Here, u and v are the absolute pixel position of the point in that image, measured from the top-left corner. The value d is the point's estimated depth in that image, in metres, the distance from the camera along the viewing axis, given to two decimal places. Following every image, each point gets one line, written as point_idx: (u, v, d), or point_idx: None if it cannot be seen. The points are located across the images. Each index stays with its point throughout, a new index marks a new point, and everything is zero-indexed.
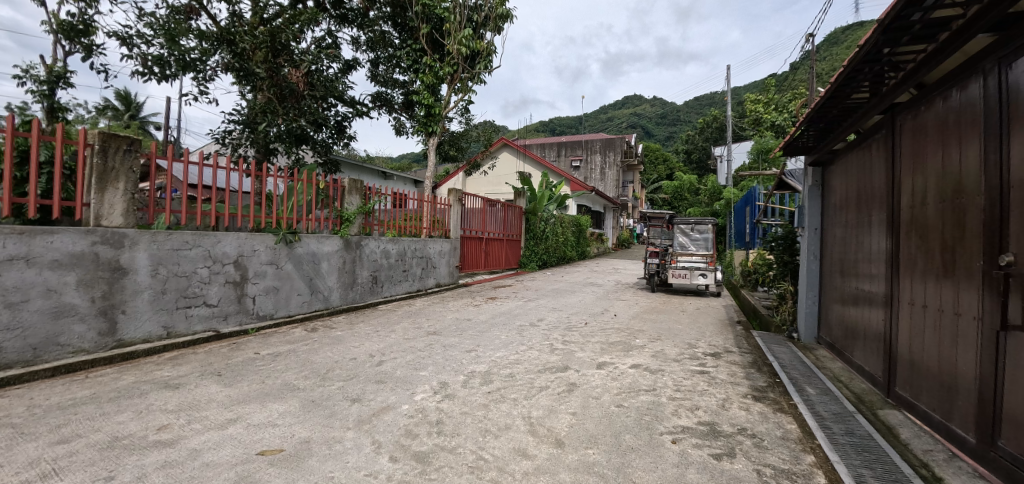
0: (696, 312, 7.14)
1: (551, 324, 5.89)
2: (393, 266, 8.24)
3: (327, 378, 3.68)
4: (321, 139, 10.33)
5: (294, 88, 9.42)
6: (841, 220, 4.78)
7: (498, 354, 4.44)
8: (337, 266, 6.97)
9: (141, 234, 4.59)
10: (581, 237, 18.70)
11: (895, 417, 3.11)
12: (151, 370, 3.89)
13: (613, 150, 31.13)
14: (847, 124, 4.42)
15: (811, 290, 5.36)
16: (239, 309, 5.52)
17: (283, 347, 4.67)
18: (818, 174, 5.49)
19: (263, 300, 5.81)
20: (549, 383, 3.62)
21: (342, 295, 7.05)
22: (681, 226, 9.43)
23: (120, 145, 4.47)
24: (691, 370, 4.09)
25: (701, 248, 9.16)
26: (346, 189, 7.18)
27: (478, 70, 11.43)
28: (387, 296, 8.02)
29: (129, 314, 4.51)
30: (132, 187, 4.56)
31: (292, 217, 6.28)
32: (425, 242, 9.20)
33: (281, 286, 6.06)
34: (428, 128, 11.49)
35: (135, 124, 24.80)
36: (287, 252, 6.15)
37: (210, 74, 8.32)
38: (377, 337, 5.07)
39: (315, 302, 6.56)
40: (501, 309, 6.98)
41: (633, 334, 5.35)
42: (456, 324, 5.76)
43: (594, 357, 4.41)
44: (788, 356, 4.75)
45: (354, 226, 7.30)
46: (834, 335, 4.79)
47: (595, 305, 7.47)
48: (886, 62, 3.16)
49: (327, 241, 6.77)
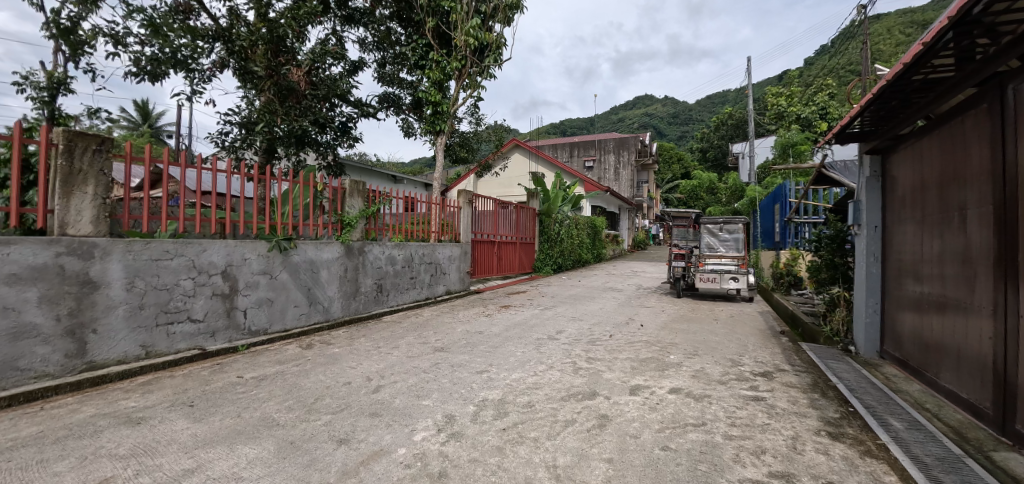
0: (732, 320, 6.45)
1: (573, 338, 5.27)
2: (400, 273, 7.70)
3: (313, 410, 3.12)
4: (324, 141, 9.75)
5: (294, 87, 8.88)
6: (911, 216, 4.10)
7: (514, 377, 3.83)
8: (338, 274, 6.46)
9: (114, 244, 4.12)
10: (597, 239, 18.06)
11: (1020, 464, 2.45)
12: (117, 400, 3.40)
13: (627, 150, 30.38)
14: (922, 103, 3.73)
15: (873, 299, 4.66)
16: (228, 324, 5.03)
17: (272, 368, 4.13)
18: (877, 164, 4.77)
19: (255, 314, 5.31)
20: (576, 416, 3.01)
21: (344, 306, 6.54)
22: (708, 227, 8.56)
23: (89, 145, 4.02)
24: (743, 396, 3.45)
25: (732, 250, 8.32)
26: (347, 191, 6.70)
27: (486, 64, 10.89)
28: (393, 306, 7.49)
29: (101, 333, 4.04)
30: (103, 191, 4.10)
31: (288, 223, 5.80)
32: (434, 246, 8.66)
33: (276, 297, 5.56)
34: (436, 126, 10.90)
35: (148, 133, 24.97)
36: (282, 260, 5.65)
37: (207, 73, 7.94)
38: (378, 356, 4.50)
39: (314, 314, 6.05)
40: (516, 319, 6.38)
41: (666, 350, 4.71)
42: (466, 338, 5.17)
43: (625, 379, 3.79)
44: (852, 375, 4.07)
45: (356, 231, 6.79)
46: (907, 351, 4.09)
47: (618, 313, 6.84)
48: (997, 16, 2.51)
49: (327, 247, 6.27)
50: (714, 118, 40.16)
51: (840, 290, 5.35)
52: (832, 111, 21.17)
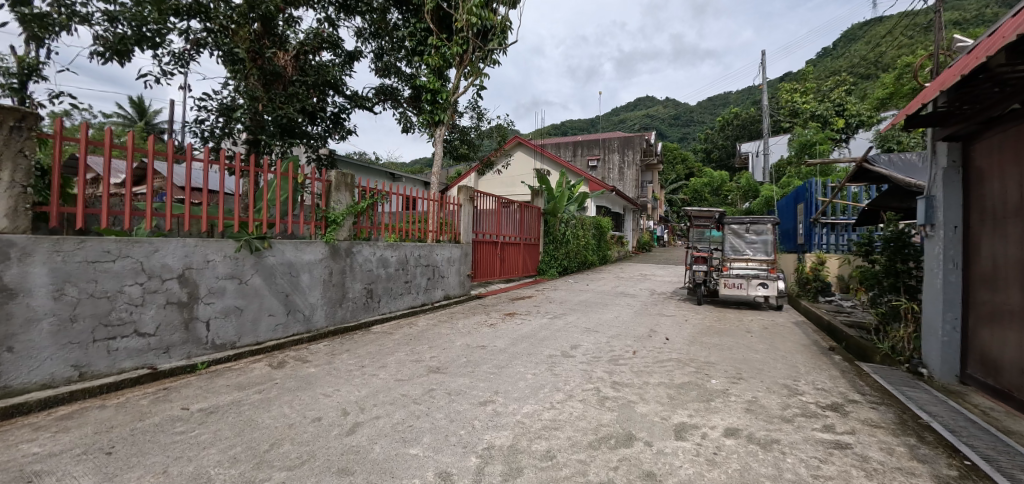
0: (767, 333, 5.67)
1: (591, 355, 4.50)
2: (393, 277, 6.93)
3: (264, 463, 2.37)
4: (315, 133, 9.04)
5: (280, 71, 8.16)
6: (1013, 215, 3.34)
7: (525, 411, 3.06)
8: (322, 278, 5.67)
9: (37, 243, 3.38)
10: (603, 240, 17.34)
11: None
12: (14, 446, 2.64)
13: (632, 149, 29.65)
14: (1021, 82, 3.05)
15: (952, 313, 3.88)
16: (186, 338, 4.26)
17: (228, 397, 3.35)
18: (958, 152, 4.00)
19: (220, 325, 4.53)
20: (613, 475, 2.26)
21: (327, 315, 5.76)
22: (733, 227, 7.77)
23: (4, 120, 3.31)
24: (822, 443, 2.69)
25: (760, 253, 7.49)
26: (334, 184, 5.92)
27: (490, 49, 10.07)
28: (385, 314, 6.72)
29: (19, 352, 3.29)
30: (23, 178, 3.37)
31: (262, 218, 5.01)
32: (431, 247, 7.88)
33: (246, 306, 4.78)
34: (434, 117, 10.05)
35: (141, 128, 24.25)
36: (254, 262, 4.85)
37: (184, 55, 7.33)
38: (360, 379, 3.71)
39: (292, 325, 5.27)
40: (524, 330, 5.61)
41: (704, 372, 3.95)
42: (466, 356, 4.39)
43: (664, 415, 3.03)
44: (941, 408, 3.30)
45: (343, 230, 6.01)
46: (1010, 381, 3.30)
47: (637, 324, 6.07)
48: None
49: (309, 247, 5.48)
50: (720, 117, 39.58)
51: (905, 301, 4.53)
52: (848, 107, 20.53)
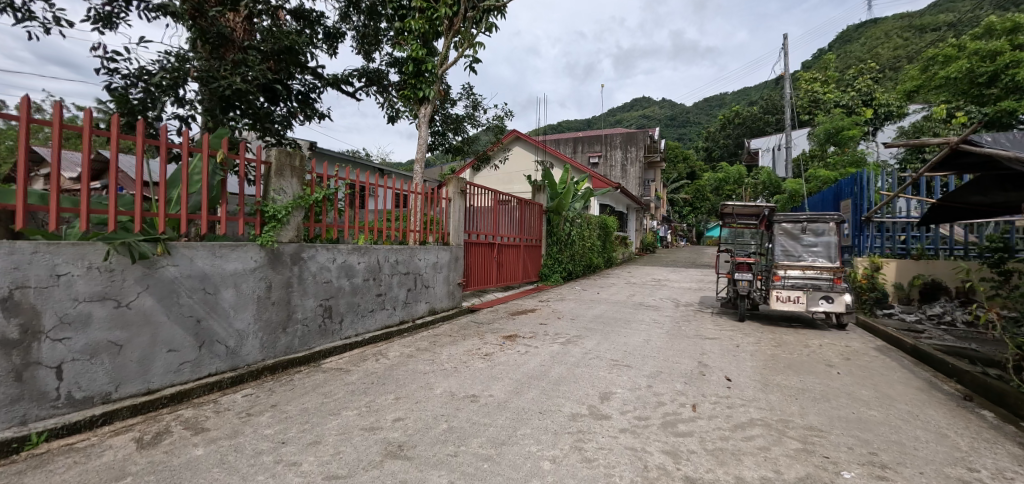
0: (855, 367, 4.25)
1: (634, 414, 3.03)
2: (360, 290, 5.45)
3: None
4: (277, 114, 7.53)
5: (227, 34, 6.57)
6: None
7: None
8: (254, 294, 4.17)
9: None
10: (608, 241, 15.93)
11: None
12: None
13: (636, 146, 28.16)
14: None
15: None
16: (20, 394, 2.76)
17: None
18: None
19: (81, 371, 3.02)
20: None
21: (263, 344, 4.27)
22: (784, 227, 6.32)
23: None
24: None
25: (820, 259, 6.02)
26: (274, 167, 4.44)
27: (483, 10, 8.51)
28: (348, 338, 5.23)
29: None
30: None
31: (157, 212, 3.48)
32: (413, 251, 6.39)
33: (130, 339, 3.28)
34: (417, 91, 8.45)
35: None
36: (143, 275, 3.33)
37: (105, 13, 5.99)
38: (264, 479, 2.20)
39: (206, 362, 3.77)
40: (530, 365, 4.13)
41: (826, 454, 2.49)
42: (447, 419, 2.90)
43: None
44: None
45: (287, 227, 4.50)
46: None
47: (676, 354, 4.62)
48: None
49: (234, 253, 3.97)
50: (724, 115, 38.26)
51: None
52: (876, 97, 19.16)
